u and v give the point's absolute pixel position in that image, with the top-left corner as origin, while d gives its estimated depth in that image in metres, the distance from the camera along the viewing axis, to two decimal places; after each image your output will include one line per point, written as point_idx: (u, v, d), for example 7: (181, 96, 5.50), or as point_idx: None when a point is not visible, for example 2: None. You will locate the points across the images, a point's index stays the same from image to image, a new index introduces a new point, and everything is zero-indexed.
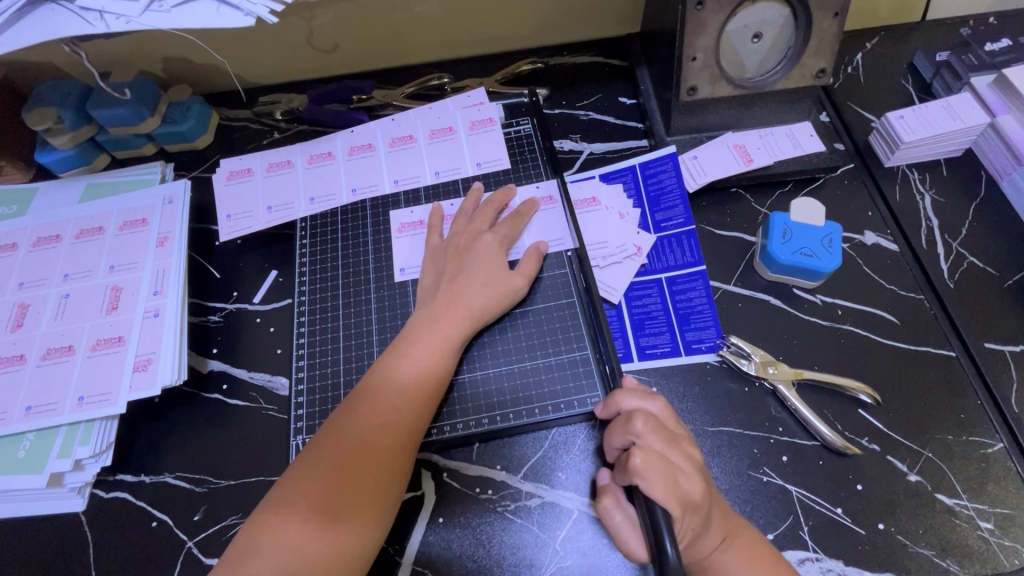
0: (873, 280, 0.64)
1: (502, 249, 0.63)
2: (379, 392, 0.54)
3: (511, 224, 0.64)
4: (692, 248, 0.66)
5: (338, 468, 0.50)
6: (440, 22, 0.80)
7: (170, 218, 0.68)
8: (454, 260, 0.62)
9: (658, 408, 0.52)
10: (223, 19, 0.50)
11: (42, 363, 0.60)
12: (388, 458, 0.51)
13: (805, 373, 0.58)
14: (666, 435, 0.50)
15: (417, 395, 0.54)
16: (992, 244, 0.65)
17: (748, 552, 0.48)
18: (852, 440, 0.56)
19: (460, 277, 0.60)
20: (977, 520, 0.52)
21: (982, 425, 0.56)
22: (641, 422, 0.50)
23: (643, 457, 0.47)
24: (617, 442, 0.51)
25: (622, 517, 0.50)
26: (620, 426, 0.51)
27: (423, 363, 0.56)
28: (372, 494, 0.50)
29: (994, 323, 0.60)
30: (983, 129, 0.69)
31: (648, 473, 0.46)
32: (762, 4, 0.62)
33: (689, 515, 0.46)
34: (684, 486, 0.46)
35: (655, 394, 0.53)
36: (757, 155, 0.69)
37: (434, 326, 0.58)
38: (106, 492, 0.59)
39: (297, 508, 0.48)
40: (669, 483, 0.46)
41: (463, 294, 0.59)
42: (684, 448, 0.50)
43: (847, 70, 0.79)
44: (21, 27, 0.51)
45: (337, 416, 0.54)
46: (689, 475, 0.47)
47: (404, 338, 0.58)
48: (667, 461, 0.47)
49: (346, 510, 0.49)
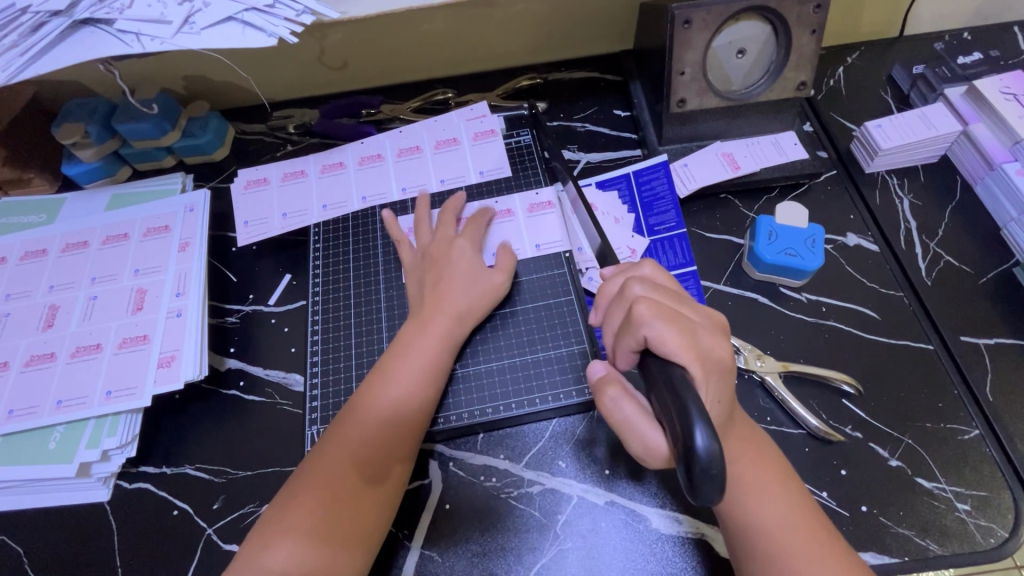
0: (855, 278, 0.67)
1: (477, 252, 0.67)
2: (379, 389, 0.58)
3: (476, 225, 0.69)
4: (684, 250, 0.70)
5: (341, 470, 0.54)
6: (444, 41, 0.85)
7: (191, 225, 0.73)
8: (434, 264, 0.66)
9: (648, 271, 0.55)
10: (248, 41, 0.55)
11: (71, 360, 0.64)
12: (389, 456, 0.55)
13: (791, 365, 0.61)
14: (666, 292, 0.50)
15: (417, 393, 0.58)
16: (968, 244, 0.69)
17: (774, 474, 0.50)
18: (836, 428, 0.59)
19: (444, 280, 0.64)
20: (955, 502, 0.55)
21: (959, 413, 0.59)
22: (640, 285, 0.50)
23: (649, 305, 0.46)
24: (616, 319, 0.50)
25: (630, 408, 0.47)
26: (618, 299, 0.51)
27: (421, 358, 0.59)
28: (372, 498, 0.53)
29: (969, 318, 0.64)
30: (957, 136, 0.73)
31: (656, 318, 0.45)
32: (745, 22, 0.67)
33: (711, 371, 0.44)
34: (701, 339, 0.45)
35: (637, 266, 0.55)
36: (744, 163, 0.73)
37: (425, 326, 0.61)
38: (129, 483, 0.62)
39: (302, 505, 0.52)
40: (682, 331, 0.45)
41: (449, 296, 0.63)
42: (690, 306, 0.49)
43: (829, 83, 0.84)
44: (64, 49, 0.55)
45: (342, 416, 0.58)
46: (702, 331, 0.46)
47: (402, 337, 0.62)
48: (674, 310, 0.47)
49: (346, 507, 0.52)
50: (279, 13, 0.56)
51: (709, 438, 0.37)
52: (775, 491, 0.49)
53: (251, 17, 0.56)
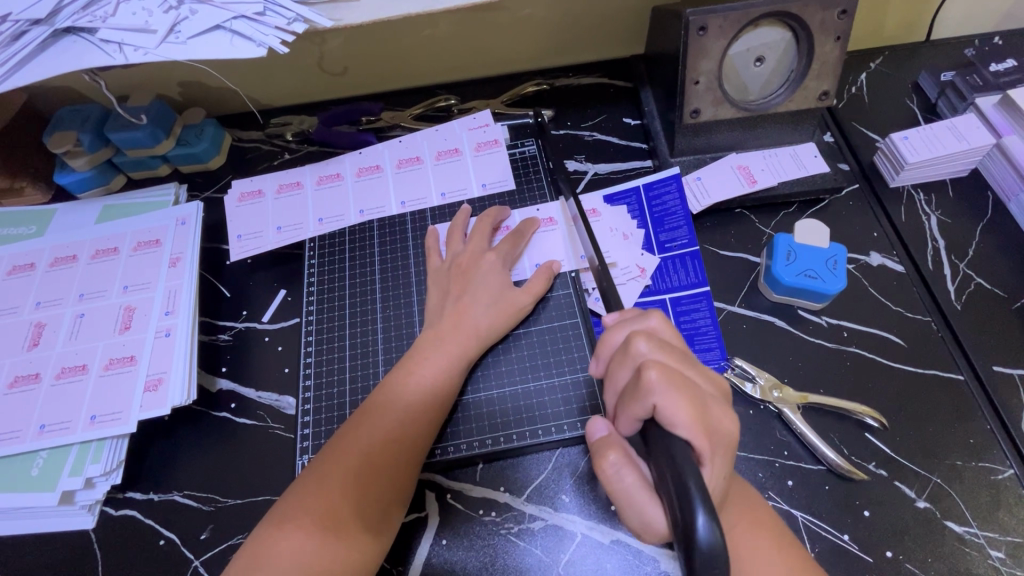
0: (879, 301, 0.64)
1: (505, 269, 0.64)
2: (372, 421, 0.54)
3: (512, 241, 0.65)
4: (696, 269, 0.66)
5: (324, 514, 0.49)
6: (447, 46, 0.82)
7: (182, 240, 0.70)
8: (456, 279, 0.63)
9: (655, 324, 0.49)
10: (237, 51, 0.53)
11: (56, 381, 0.62)
12: (375, 500, 0.51)
13: (810, 397, 0.57)
14: (673, 350, 0.46)
15: (415, 420, 0.55)
16: (1000, 265, 0.65)
17: (773, 538, 0.47)
18: (858, 464, 0.55)
19: (465, 297, 0.61)
20: (988, 549, 0.51)
21: (992, 451, 0.55)
22: (645, 342, 0.46)
23: (658, 371, 0.42)
24: (621, 377, 0.47)
25: (632, 478, 0.43)
26: (622, 357, 0.47)
27: (422, 386, 0.56)
28: (353, 551, 0.49)
29: (1003, 345, 0.60)
30: (989, 149, 0.68)
31: (665, 388, 0.42)
32: (764, 29, 0.63)
33: (716, 446, 0.41)
34: (708, 411, 0.42)
35: (649, 314, 0.50)
36: (761, 176, 0.70)
37: (438, 346, 0.59)
38: (115, 510, 0.60)
39: (299, 523, 0.49)
40: (691, 402, 0.41)
41: (468, 316, 0.60)
42: (698, 368, 0.46)
43: (851, 91, 0.79)
44: (45, 59, 0.53)
45: (324, 453, 0.53)
46: (711, 402, 0.43)
47: (411, 356, 0.59)
48: (682, 375, 0.43)
49: (347, 526, 0.49)
50: (269, 21, 0.53)
51: (712, 524, 0.34)
52: (770, 555, 0.46)
53: (240, 25, 0.53)
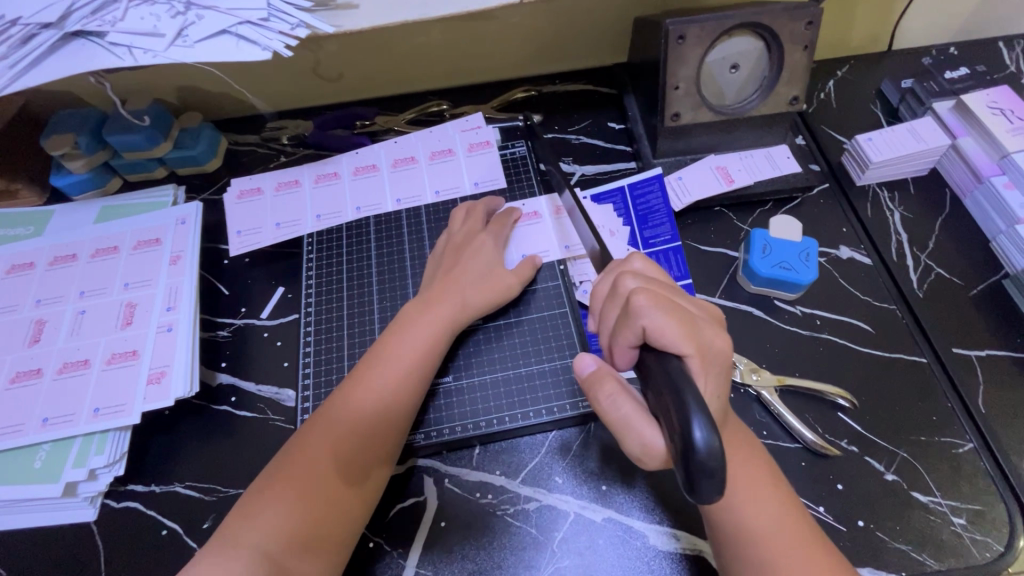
0: (849, 292, 0.68)
1: (497, 245, 0.67)
2: (344, 407, 0.55)
3: (499, 224, 0.69)
4: (679, 263, 0.70)
5: (300, 496, 0.50)
6: (439, 53, 0.85)
7: (183, 238, 0.72)
8: (452, 255, 0.66)
9: (640, 265, 0.53)
10: (243, 55, 0.55)
11: (58, 376, 0.63)
12: (348, 491, 0.52)
13: (786, 380, 0.61)
14: (660, 284, 0.49)
15: (403, 390, 0.57)
16: (959, 257, 0.70)
17: (768, 481, 0.50)
18: (832, 442, 0.59)
19: (448, 275, 0.64)
20: (951, 516, 0.55)
21: (953, 426, 0.59)
22: (631, 279, 0.49)
23: (646, 297, 0.45)
24: (611, 316, 0.49)
25: (629, 406, 0.46)
26: (612, 295, 0.49)
27: (411, 350, 0.59)
28: (322, 540, 0.50)
29: (962, 330, 0.65)
30: (946, 150, 0.74)
31: (656, 307, 0.44)
32: (737, 38, 0.68)
33: (710, 367, 0.44)
34: (699, 331, 0.45)
35: (632, 256, 0.54)
36: (737, 176, 0.74)
37: (429, 316, 0.61)
38: (117, 502, 0.61)
39: (271, 509, 0.50)
40: (677, 317, 0.44)
41: (449, 290, 0.63)
42: (685, 300, 0.49)
43: (820, 97, 0.84)
44: (55, 60, 0.55)
45: (302, 440, 0.54)
46: (703, 327, 0.45)
47: (396, 328, 0.61)
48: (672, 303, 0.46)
49: (319, 518, 0.50)
50: (273, 27, 0.56)
51: (708, 431, 0.36)
52: (769, 501, 0.48)
53: (245, 30, 0.56)
